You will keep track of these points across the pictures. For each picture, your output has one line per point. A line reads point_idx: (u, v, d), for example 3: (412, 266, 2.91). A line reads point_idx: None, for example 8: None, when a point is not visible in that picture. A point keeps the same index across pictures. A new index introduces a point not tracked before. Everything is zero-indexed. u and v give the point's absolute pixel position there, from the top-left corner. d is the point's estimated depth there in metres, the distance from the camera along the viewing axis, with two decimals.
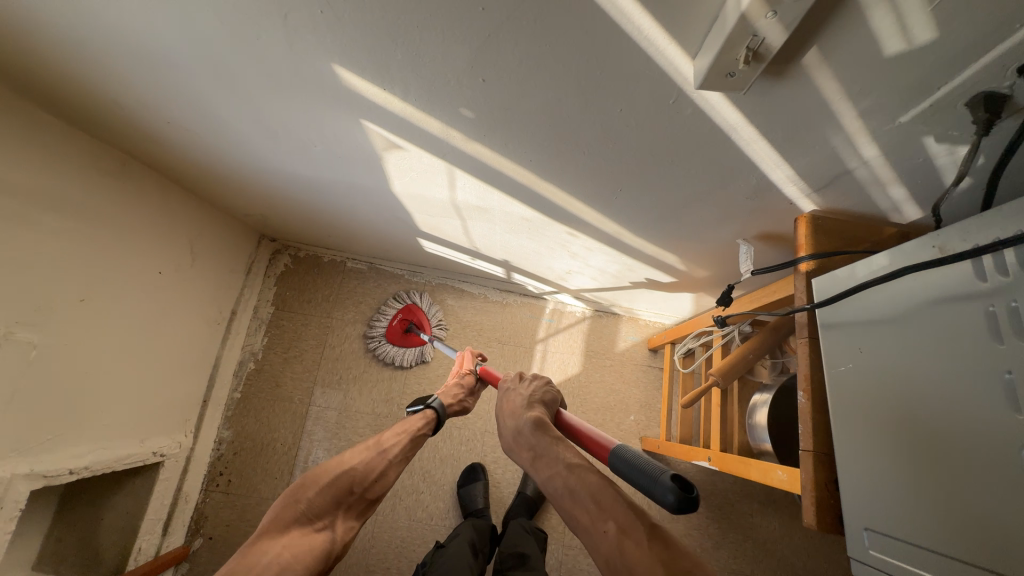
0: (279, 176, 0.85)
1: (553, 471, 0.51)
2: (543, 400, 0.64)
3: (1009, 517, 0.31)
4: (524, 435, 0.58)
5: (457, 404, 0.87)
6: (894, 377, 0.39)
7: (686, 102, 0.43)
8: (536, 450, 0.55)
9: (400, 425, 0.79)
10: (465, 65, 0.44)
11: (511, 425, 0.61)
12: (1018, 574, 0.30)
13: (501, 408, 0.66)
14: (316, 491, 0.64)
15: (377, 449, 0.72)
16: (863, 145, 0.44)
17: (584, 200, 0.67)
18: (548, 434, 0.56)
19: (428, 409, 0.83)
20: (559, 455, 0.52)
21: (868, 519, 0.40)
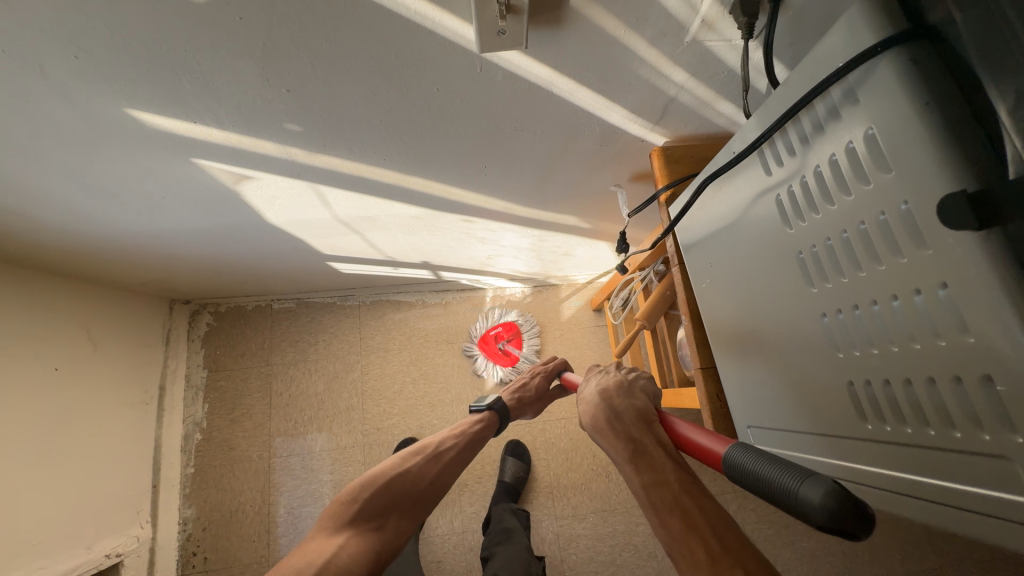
0: (154, 235, 0.80)
1: (659, 477, 0.46)
2: (647, 394, 0.59)
3: (819, 388, 0.33)
4: (623, 425, 0.54)
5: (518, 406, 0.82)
6: (736, 284, 0.41)
7: (493, 68, 0.44)
8: (639, 447, 0.50)
9: (457, 427, 0.78)
10: (260, 80, 0.42)
11: (604, 410, 0.56)
12: (840, 434, 0.32)
13: (591, 396, 0.60)
14: (371, 492, 0.66)
15: (433, 452, 0.73)
16: (669, 71, 0.45)
17: (458, 185, 0.67)
18: (654, 436, 0.51)
19: (489, 411, 0.79)
20: (668, 466, 0.47)
21: (751, 418, 0.43)
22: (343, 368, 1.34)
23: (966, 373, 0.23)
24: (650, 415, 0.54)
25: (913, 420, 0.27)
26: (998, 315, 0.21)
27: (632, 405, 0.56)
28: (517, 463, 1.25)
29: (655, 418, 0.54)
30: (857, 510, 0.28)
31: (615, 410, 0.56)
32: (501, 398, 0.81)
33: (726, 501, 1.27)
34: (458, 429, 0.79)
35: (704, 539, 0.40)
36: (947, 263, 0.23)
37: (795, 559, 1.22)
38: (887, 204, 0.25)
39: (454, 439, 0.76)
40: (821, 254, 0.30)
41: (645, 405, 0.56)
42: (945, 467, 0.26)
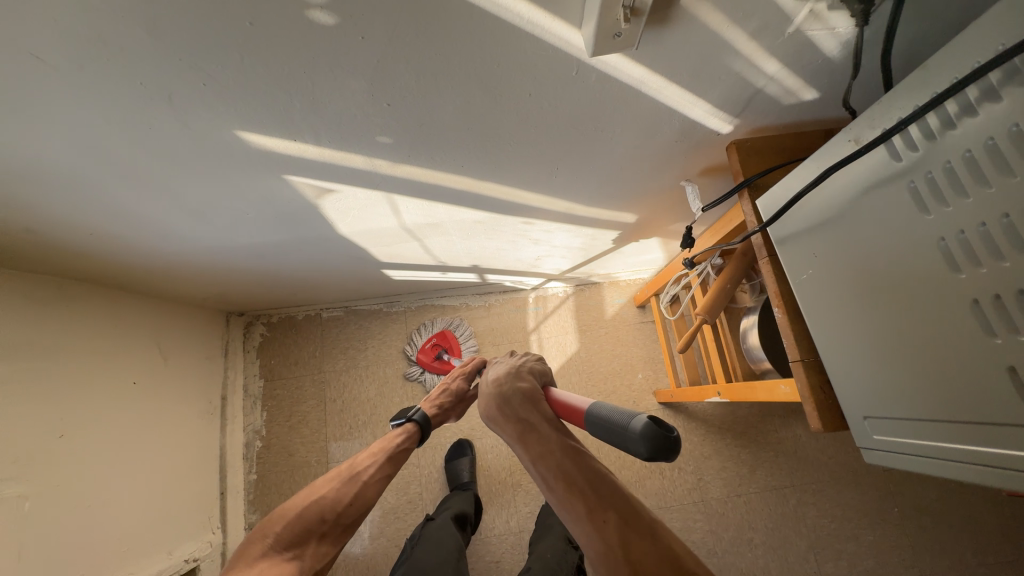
0: (227, 251, 0.84)
1: (546, 449, 0.54)
2: (534, 374, 0.64)
3: (969, 374, 0.33)
4: (512, 406, 0.59)
5: (440, 413, 0.87)
6: (853, 274, 0.40)
7: (589, 71, 0.44)
8: (527, 426, 0.56)
9: (377, 445, 0.79)
10: (366, 97, 0.44)
11: (494, 397, 0.61)
12: (994, 418, 0.32)
13: (488, 383, 0.65)
14: (283, 524, 0.65)
15: (350, 473, 0.73)
16: (763, 62, 0.45)
17: (527, 188, 0.68)
18: (540, 413, 0.57)
19: (410, 423, 0.84)
20: (554, 439, 0.54)
21: (868, 408, 0.43)
22: (393, 373, 1.37)
23: None
24: (537, 393, 0.60)
25: None
26: None
27: (521, 388, 0.61)
28: None
29: (541, 396, 0.60)
30: (667, 432, 0.42)
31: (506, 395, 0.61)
32: (422, 407, 0.86)
33: (785, 496, 1.24)
34: (377, 445, 0.79)
35: (584, 495, 0.50)
36: None
37: (860, 553, 1.19)
38: None
39: (370, 456, 0.77)
40: (972, 239, 0.31)
41: (531, 384, 0.62)
42: None
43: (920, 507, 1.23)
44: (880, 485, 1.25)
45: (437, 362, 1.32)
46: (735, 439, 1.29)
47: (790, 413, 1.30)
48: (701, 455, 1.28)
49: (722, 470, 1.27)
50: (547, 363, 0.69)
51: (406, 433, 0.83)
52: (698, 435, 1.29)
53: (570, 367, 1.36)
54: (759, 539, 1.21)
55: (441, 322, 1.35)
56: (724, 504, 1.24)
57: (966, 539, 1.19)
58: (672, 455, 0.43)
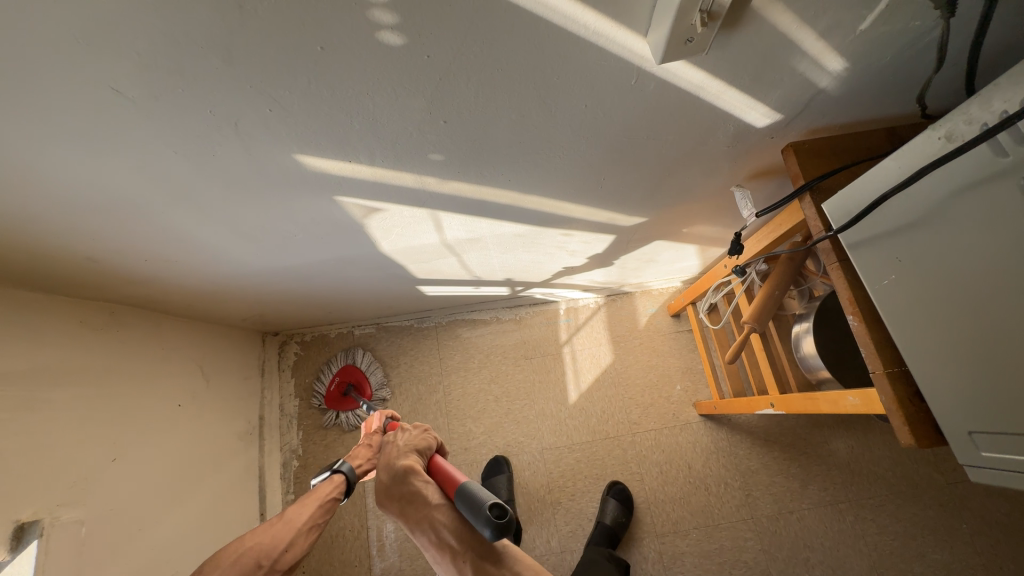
0: (270, 272, 0.85)
1: (422, 515, 0.62)
2: (418, 443, 0.71)
3: None
4: (395, 482, 0.66)
5: (368, 464, 0.86)
6: (952, 279, 0.38)
7: (650, 78, 0.43)
8: (406, 499, 0.64)
9: (308, 494, 0.78)
10: (423, 114, 0.44)
11: (385, 474, 0.68)
12: None
13: (381, 459, 0.72)
14: (215, 572, 0.62)
15: (281, 520, 0.72)
16: (830, 62, 0.44)
17: (572, 199, 0.67)
18: (416, 481, 0.65)
19: (337, 474, 0.82)
20: (425, 502, 0.62)
21: (972, 422, 0.40)
22: (426, 390, 1.36)
23: None
24: (415, 462, 0.67)
25: None
26: None
27: (403, 462, 0.68)
28: (618, 506, 1.17)
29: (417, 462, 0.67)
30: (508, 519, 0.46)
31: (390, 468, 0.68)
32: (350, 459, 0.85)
33: (841, 512, 1.17)
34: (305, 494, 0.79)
35: (450, 546, 0.60)
36: None
37: (929, 574, 1.11)
38: None
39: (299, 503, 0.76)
40: None
41: (413, 455, 0.68)
42: None
43: (992, 523, 1.14)
44: (946, 499, 1.17)
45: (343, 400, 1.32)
46: (783, 452, 1.23)
47: (840, 424, 1.24)
48: (749, 469, 1.23)
49: (772, 485, 1.21)
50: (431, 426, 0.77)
51: (335, 484, 0.81)
52: (743, 448, 1.24)
53: (605, 380, 1.33)
54: (816, 558, 1.14)
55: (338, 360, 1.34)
56: (776, 522, 1.18)
57: None
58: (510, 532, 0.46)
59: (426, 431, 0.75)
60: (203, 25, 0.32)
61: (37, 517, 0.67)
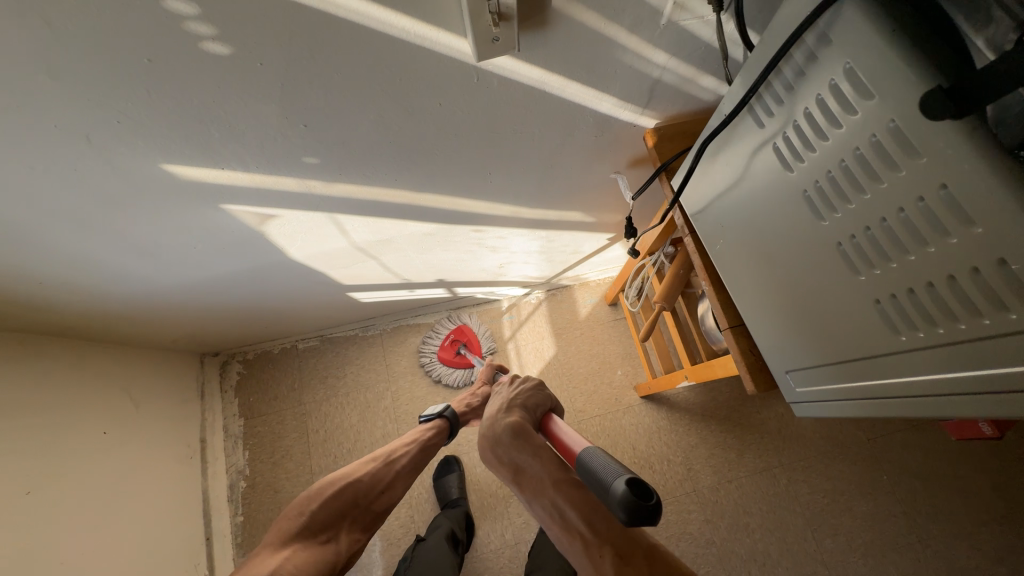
0: (185, 288, 0.84)
1: (541, 487, 0.61)
2: (524, 409, 0.75)
3: (845, 318, 0.35)
4: (502, 449, 0.68)
5: (467, 411, 1.00)
6: (754, 238, 0.42)
7: (488, 75, 0.47)
8: (517, 469, 0.65)
9: (406, 438, 0.89)
10: (280, 118, 0.47)
11: (488, 441, 0.71)
12: (872, 356, 0.34)
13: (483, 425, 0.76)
14: (320, 503, 0.72)
15: (383, 461, 0.82)
16: (652, 54, 0.49)
17: (465, 195, 0.71)
18: (528, 448, 0.66)
19: (440, 419, 0.95)
20: (542, 471, 0.62)
21: (786, 362, 0.45)
22: (374, 397, 1.36)
23: (982, 261, 0.24)
24: (525, 429, 0.69)
25: (944, 319, 0.27)
26: (997, 197, 0.22)
27: (507, 430, 0.70)
28: None
29: (526, 427, 0.69)
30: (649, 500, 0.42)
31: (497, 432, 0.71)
32: (453, 406, 0.99)
33: (776, 476, 1.24)
34: (408, 437, 0.90)
35: (579, 531, 0.54)
36: (944, 168, 0.24)
37: (856, 526, 1.19)
38: (878, 126, 0.27)
39: (405, 448, 0.86)
40: (824, 187, 0.32)
41: (520, 421, 0.71)
42: (983, 354, 0.26)
43: (909, 471, 1.23)
44: (868, 455, 1.25)
45: (457, 357, 1.33)
46: (720, 425, 1.30)
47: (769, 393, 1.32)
48: (689, 445, 1.28)
49: (711, 457, 1.27)
50: (542, 394, 0.80)
51: (436, 429, 0.93)
52: (683, 425, 1.30)
53: (549, 372, 1.37)
54: (755, 523, 1.20)
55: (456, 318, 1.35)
56: (717, 492, 1.23)
57: (957, 498, 1.19)
58: (657, 514, 0.42)
59: (537, 397, 0.78)
60: (19, 43, 0.33)
61: None
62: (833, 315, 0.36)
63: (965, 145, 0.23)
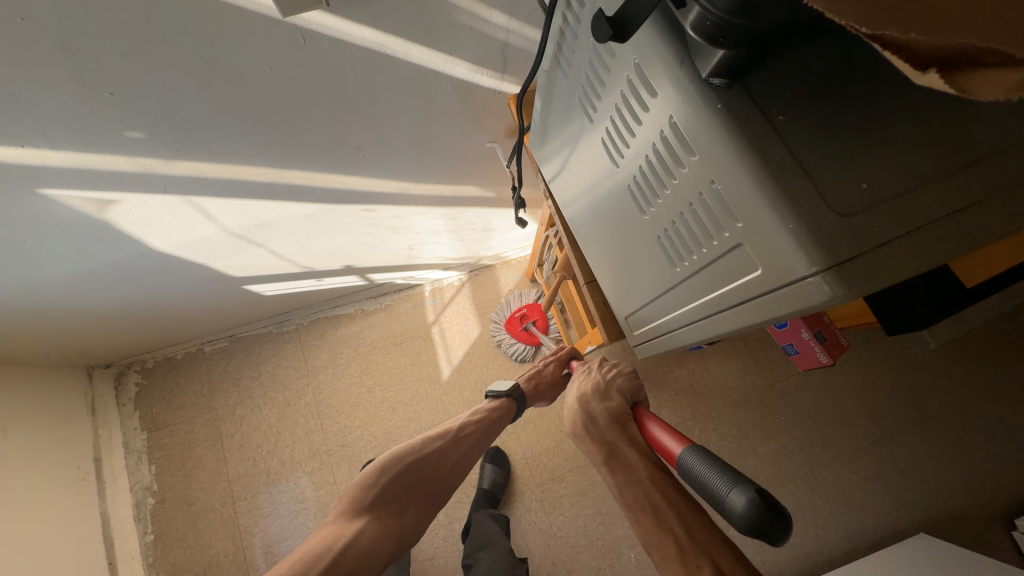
0: (34, 292, 0.75)
1: (633, 475, 0.59)
2: (621, 392, 0.72)
3: (645, 257, 0.38)
4: (599, 428, 0.67)
5: (534, 383, 0.88)
6: (585, 188, 0.44)
7: (316, 36, 0.45)
8: (612, 450, 0.63)
9: (475, 413, 0.82)
10: (76, 85, 0.42)
11: (582, 414, 0.70)
12: (666, 289, 0.37)
13: (572, 394, 0.75)
14: (390, 477, 0.70)
15: (451, 438, 0.77)
16: (489, 14, 0.49)
17: (338, 171, 0.68)
18: (628, 438, 0.64)
19: (503, 399, 0.84)
20: (640, 462, 0.60)
21: (624, 307, 0.48)
22: (293, 395, 1.31)
23: (702, 186, 0.26)
24: (624, 416, 0.67)
25: (694, 246, 0.30)
26: (698, 120, 0.24)
27: (607, 410, 0.68)
28: (495, 469, 1.25)
29: (626, 417, 0.67)
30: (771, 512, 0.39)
31: (592, 413, 0.69)
32: (520, 384, 0.88)
33: (690, 428, 1.34)
34: (477, 412, 0.83)
35: (673, 533, 0.52)
36: (669, 99, 0.26)
37: (759, 463, 1.31)
38: (629, 66, 0.28)
39: (474, 425, 0.79)
40: (611, 131, 0.34)
41: (618, 406, 0.69)
42: (720, 274, 0.29)
43: (803, 411, 1.37)
44: (769, 401, 1.37)
45: (524, 332, 1.30)
46: None
47: (682, 353, 1.41)
48: None
49: None
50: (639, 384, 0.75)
51: (502, 409, 0.84)
52: None
53: (476, 352, 1.38)
54: None
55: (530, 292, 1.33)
56: None
57: (842, 429, 1.35)
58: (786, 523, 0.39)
59: (633, 384, 0.74)
60: None
61: None
62: (638, 255, 0.39)
63: (676, 74, 0.25)
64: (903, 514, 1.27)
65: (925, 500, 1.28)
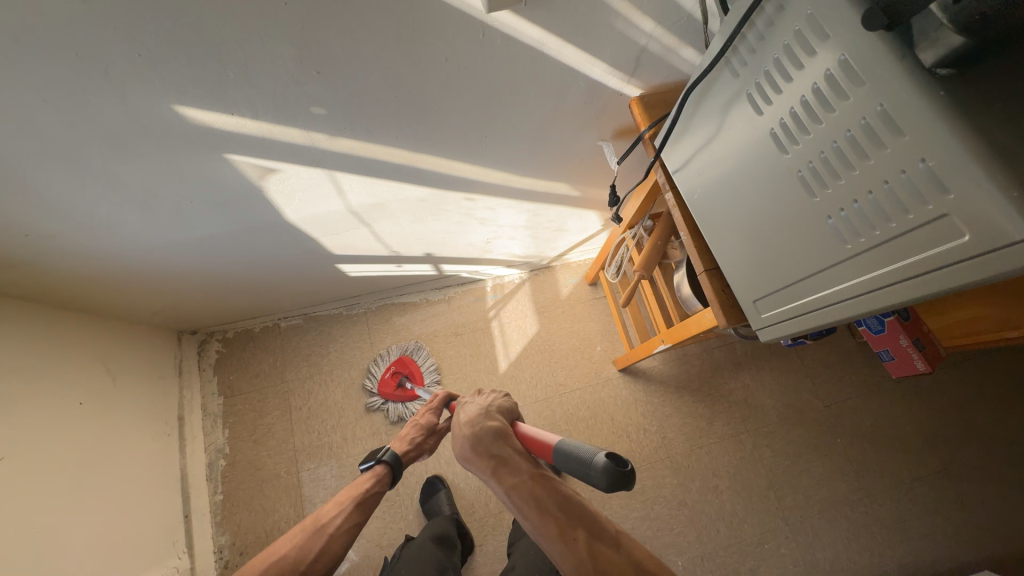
0: (173, 251, 0.84)
1: (516, 480, 0.65)
2: (501, 411, 0.74)
3: (802, 238, 0.42)
4: (483, 445, 0.68)
5: (412, 448, 0.91)
6: (726, 179, 0.48)
7: (494, 33, 0.51)
8: (499, 461, 0.66)
9: (342, 494, 0.83)
10: (295, 63, 0.49)
11: (468, 433, 0.70)
12: (823, 268, 0.40)
13: (458, 420, 0.74)
14: None
15: (315, 528, 0.77)
16: (640, 20, 0.54)
17: (461, 159, 0.74)
18: (509, 447, 0.68)
19: (378, 465, 0.87)
20: (523, 466, 0.66)
21: (753, 292, 0.52)
22: (358, 374, 1.37)
23: (907, 164, 0.30)
24: (507, 430, 0.70)
25: (879, 221, 0.34)
26: (919, 105, 0.28)
27: (490, 425, 0.70)
28: None
29: (508, 431, 0.70)
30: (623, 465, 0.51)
31: (477, 432, 0.70)
32: (394, 447, 0.90)
33: (742, 442, 1.33)
34: (347, 492, 0.82)
35: (556, 518, 0.61)
36: (880, 88, 0.30)
37: (813, 484, 1.30)
38: (832, 61, 0.33)
39: (337, 509, 0.80)
40: (788, 122, 0.38)
41: (501, 422, 0.71)
42: (907, 246, 0.33)
43: (858, 435, 1.35)
44: (824, 421, 1.36)
45: (400, 390, 1.32)
46: (692, 396, 1.38)
47: (736, 366, 1.41)
48: (664, 415, 1.36)
49: (684, 426, 1.35)
50: (512, 399, 0.79)
51: (376, 478, 0.85)
52: (658, 396, 1.37)
53: (533, 348, 1.42)
54: (724, 485, 1.29)
55: (399, 348, 1.36)
56: (688, 457, 1.31)
57: (899, 458, 1.32)
58: (631, 477, 0.52)
59: (509, 402, 0.78)
60: None
61: None
62: (791, 237, 0.43)
63: (901, 66, 0.29)
64: (964, 552, 1.23)
65: (987, 538, 1.24)
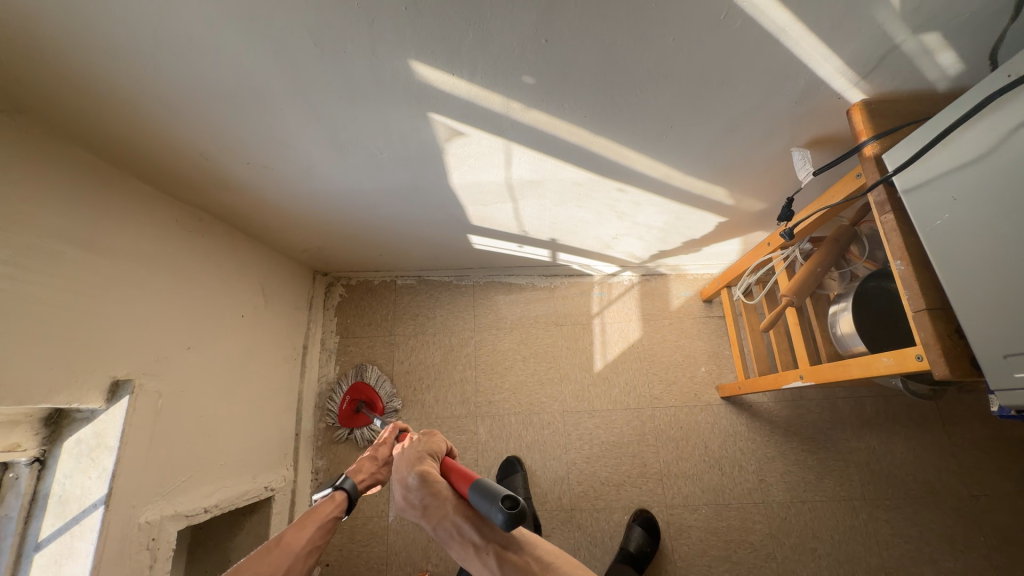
0: (344, 198, 0.92)
1: (441, 517, 0.69)
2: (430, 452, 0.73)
3: None
4: (413, 491, 0.70)
5: (370, 477, 0.87)
6: (1004, 206, 0.43)
7: (737, 14, 0.48)
8: (425, 505, 0.70)
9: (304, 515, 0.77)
10: (531, 29, 0.50)
11: (399, 482, 0.71)
12: None
13: (397, 465, 0.73)
14: None
15: (276, 545, 0.72)
16: (908, 14, 0.48)
17: (635, 147, 0.72)
18: (434, 490, 0.68)
19: (338, 492, 0.82)
20: (446, 504, 0.68)
21: (1006, 345, 0.44)
22: (458, 342, 1.42)
23: None
24: (429, 471, 0.69)
25: None
26: None
27: (417, 472, 0.70)
28: (643, 534, 1.16)
29: (432, 474, 0.69)
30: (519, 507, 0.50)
31: (405, 480, 0.70)
32: (354, 476, 0.86)
33: (855, 509, 1.18)
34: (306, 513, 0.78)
35: (474, 544, 0.67)
36: None
37: None
38: None
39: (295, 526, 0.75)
40: None
41: (425, 467, 0.70)
42: None
43: (1010, 540, 1.13)
44: (966, 512, 1.16)
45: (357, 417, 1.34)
46: (803, 445, 1.24)
47: (862, 424, 1.25)
48: (766, 457, 1.24)
49: (788, 474, 1.22)
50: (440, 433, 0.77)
51: (335, 504, 0.81)
52: (762, 436, 1.26)
53: (631, 354, 1.37)
54: (824, 550, 1.15)
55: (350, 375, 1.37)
56: (787, 509, 1.19)
57: None
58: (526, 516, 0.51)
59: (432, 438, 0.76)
60: None
61: (129, 377, 0.77)
62: None
63: None
64: None
65: None
